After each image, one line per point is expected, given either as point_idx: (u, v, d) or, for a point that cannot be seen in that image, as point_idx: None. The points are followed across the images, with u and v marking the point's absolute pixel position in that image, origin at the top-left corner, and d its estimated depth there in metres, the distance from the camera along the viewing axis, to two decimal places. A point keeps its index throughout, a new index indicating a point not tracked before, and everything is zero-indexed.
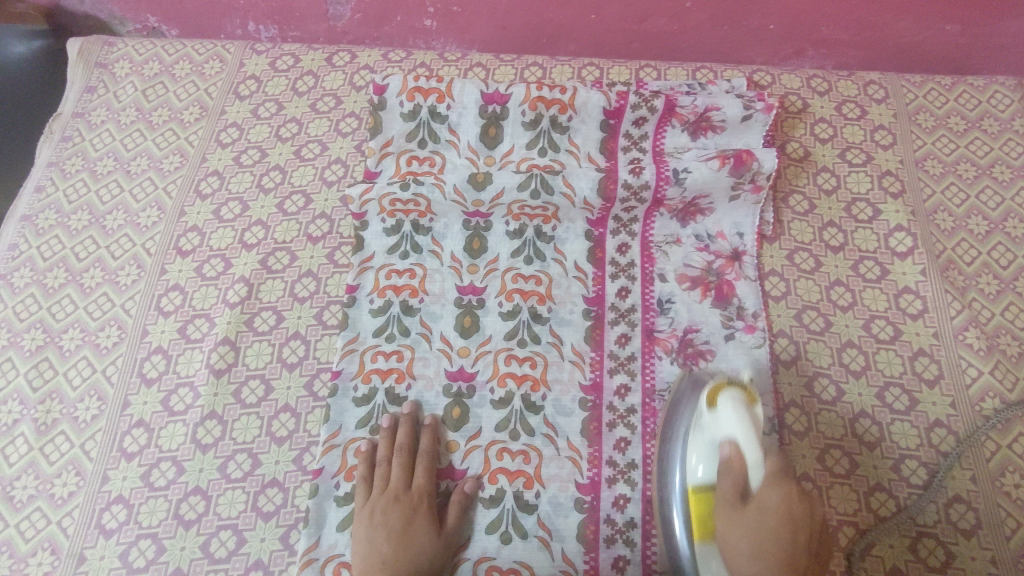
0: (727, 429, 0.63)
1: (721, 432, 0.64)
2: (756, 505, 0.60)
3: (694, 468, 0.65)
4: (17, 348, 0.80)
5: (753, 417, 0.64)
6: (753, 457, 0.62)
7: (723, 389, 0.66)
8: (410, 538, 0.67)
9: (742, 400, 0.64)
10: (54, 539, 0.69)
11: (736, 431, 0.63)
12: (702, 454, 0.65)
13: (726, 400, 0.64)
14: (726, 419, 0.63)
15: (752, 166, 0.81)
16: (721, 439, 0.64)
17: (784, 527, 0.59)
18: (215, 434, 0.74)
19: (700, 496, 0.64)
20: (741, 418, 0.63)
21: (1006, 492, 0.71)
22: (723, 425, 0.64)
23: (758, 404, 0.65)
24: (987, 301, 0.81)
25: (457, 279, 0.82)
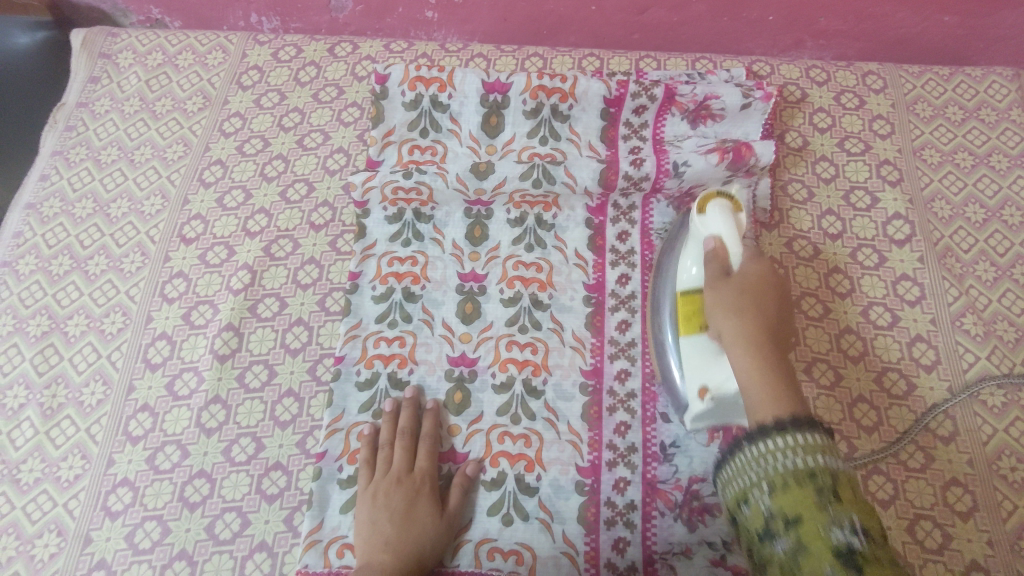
0: (711, 225, 0.69)
1: (705, 229, 0.69)
2: (739, 276, 0.65)
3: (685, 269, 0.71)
4: (23, 333, 0.80)
5: (737, 218, 0.68)
6: (734, 243, 0.67)
7: (713, 199, 0.70)
8: (413, 519, 0.68)
9: (727, 202, 0.69)
10: (59, 521, 0.70)
11: (721, 230, 0.67)
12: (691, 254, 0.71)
13: (714, 207, 0.69)
14: (712, 219, 0.68)
15: (751, 160, 0.82)
16: (705, 236, 0.69)
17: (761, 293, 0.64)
18: (219, 418, 0.75)
19: (689, 295, 0.70)
20: (723, 213, 0.68)
21: (1003, 475, 0.71)
22: (710, 227, 0.69)
23: (743, 209, 0.70)
24: (985, 288, 0.81)
25: (459, 266, 0.83)
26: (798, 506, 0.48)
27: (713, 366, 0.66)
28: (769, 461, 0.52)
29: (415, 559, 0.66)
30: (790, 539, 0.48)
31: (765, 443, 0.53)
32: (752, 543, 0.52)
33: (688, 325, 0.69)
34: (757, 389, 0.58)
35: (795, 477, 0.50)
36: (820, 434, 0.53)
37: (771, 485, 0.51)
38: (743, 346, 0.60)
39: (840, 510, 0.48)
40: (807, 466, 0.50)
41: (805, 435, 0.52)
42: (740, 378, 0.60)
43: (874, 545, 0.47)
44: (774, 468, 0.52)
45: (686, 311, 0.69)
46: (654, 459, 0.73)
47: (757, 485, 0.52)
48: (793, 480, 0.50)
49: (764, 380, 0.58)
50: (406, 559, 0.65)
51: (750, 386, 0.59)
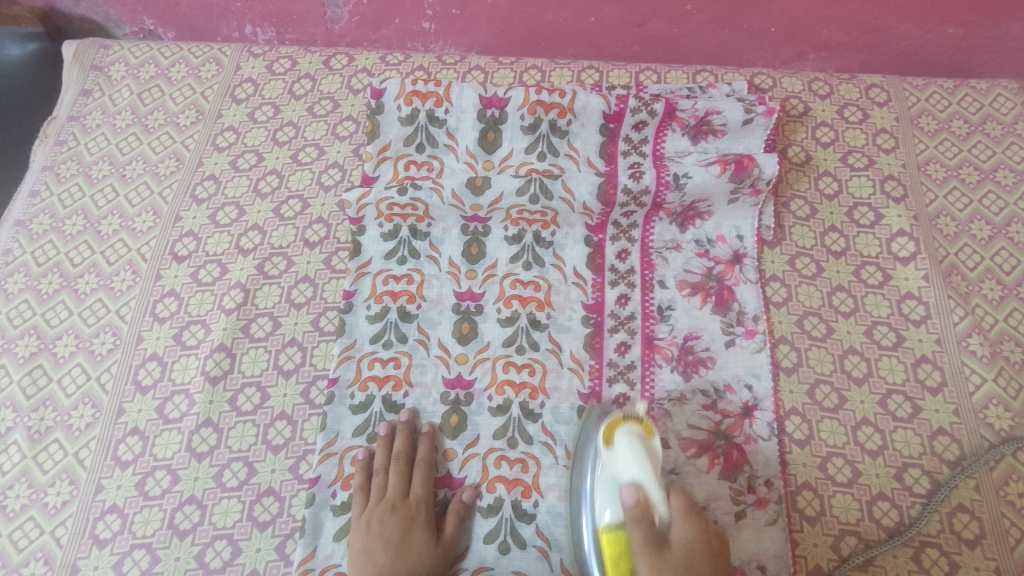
0: (629, 469, 0.63)
1: (623, 474, 0.63)
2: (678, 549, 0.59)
3: (600, 512, 0.64)
4: (10, 355, 0.79)
5: (653, 452, 0.64)
6: (658, 490, 0.62)
7: (620, 424, 0.65)
8: (406, 548, 0.67)
9: (639, 431, 0.65)
10: (46, 549, 0.69)
11: (637, 472, 0.62)
12: (608, 498, 0.64)
13: (624, 440, 0.64)
14: (625, 458, 0.63)
15: (753, 172, 0.80)
16: (625, 482, 0.63)
17: (699, 555, 0.60)
18: (210, 442, 0.73)
19: (613, 542, 0.62)
20: (643, 452, 0.63)
21: (1011, 502, 0.70)
22: (623, 467, 0.63)
23: (655, 438, 0.65)
24: (991, 307, 0.80)
25: (455, 285, 0.81)
26: None
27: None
28: None
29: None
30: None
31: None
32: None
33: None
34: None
35: None
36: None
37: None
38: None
39: None
40: None
41: None
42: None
43: None
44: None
45: (614, 559, 0.62)
46: None
47: None
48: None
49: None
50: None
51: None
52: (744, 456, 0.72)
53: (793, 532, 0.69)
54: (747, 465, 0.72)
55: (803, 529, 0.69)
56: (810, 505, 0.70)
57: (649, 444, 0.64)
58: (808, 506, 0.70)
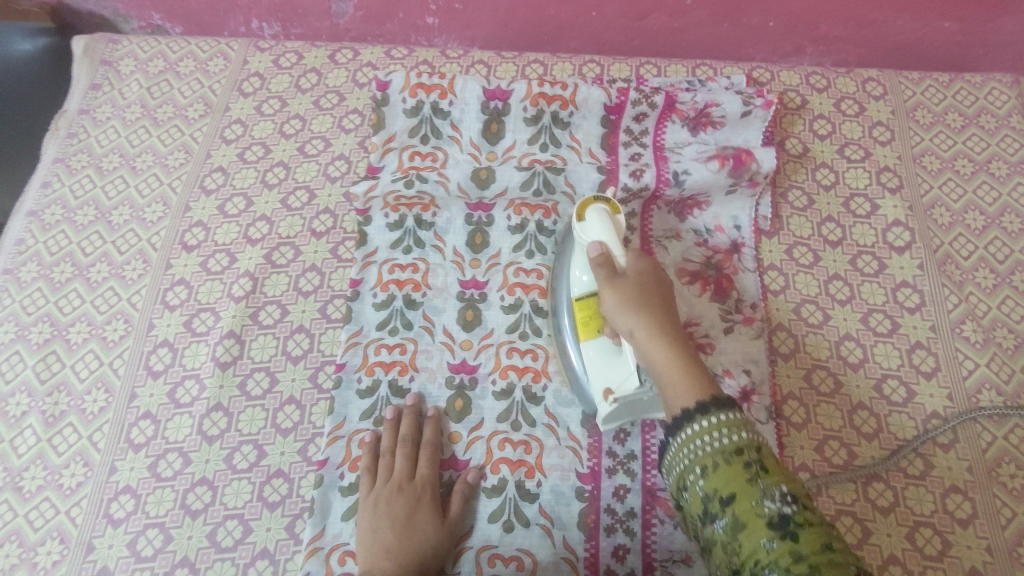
0: (596, 236, 0.67)
1: (590, 238, 0.68)
2: (633, 280, 0.65)
3: (577, 278, 0.71)
4: (25, 341, 0.81)
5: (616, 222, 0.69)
6: (618, 247, 0.66)
7: (590, 205, 0.70)
8: (413, 526, 0.68)
9: (603, 206, 0.69)
10: (62, 529, 0.70)
11: (603, 236, 0.67)
12: (582, 263, 0.71)
13: (592, 214, 0.69)
14: (592, 225, 0.68)
15: (752, 167, 0.83)
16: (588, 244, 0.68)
17: (652, 287, 0.65)
18: (221, 426, 0.75)
19: (584, 300, 0.70)
20: (603, 220, 0.68)
21: (1003, 482, 0.71)
22: (590, 233, 0.68)
23: (620, 209, 0.70)
24: (984, 295, 0.82)
25: (460, 273, 0.83)
26: (730, 483, 0.49)
27: (613, 372, 0.67)
28: (697, 448, 0.53)
29: (417, 566, 0.66)
30: (728, 516, 0.49)
31: (691, 425, 0.54)
32: (696, 526, 0.52)
33: (587, 331, 0.70)
34: (677, 374, 0.58)
35: (725, 458, 0.51)
36: (732, 414, 0.53)
37: (703, 468, 0.52)
38: (657, 344, 0.60)
39: (769, 481, 0.49)
40: (733, 443, 0.51)
41: (722, 413, 0.53)
42: (659, 373, 0.59)
43: (804, 509, 0.48)
44: (703, 450, 0.52)
45: (584, 316, 0.70)
46: (654, 467, 0.73)
47: (691, 469, 0.52)
48: (722, 459, 0.51)
49: (682, 371, 0.58)
50: (407, 567, 0.65)
51: (667, 380, 0.58)
52: None
53: None
54: None
55: None
56: (807, 486, 0.72)
57: (615, 219, 0.69)
58: (805, 487, 0.72)
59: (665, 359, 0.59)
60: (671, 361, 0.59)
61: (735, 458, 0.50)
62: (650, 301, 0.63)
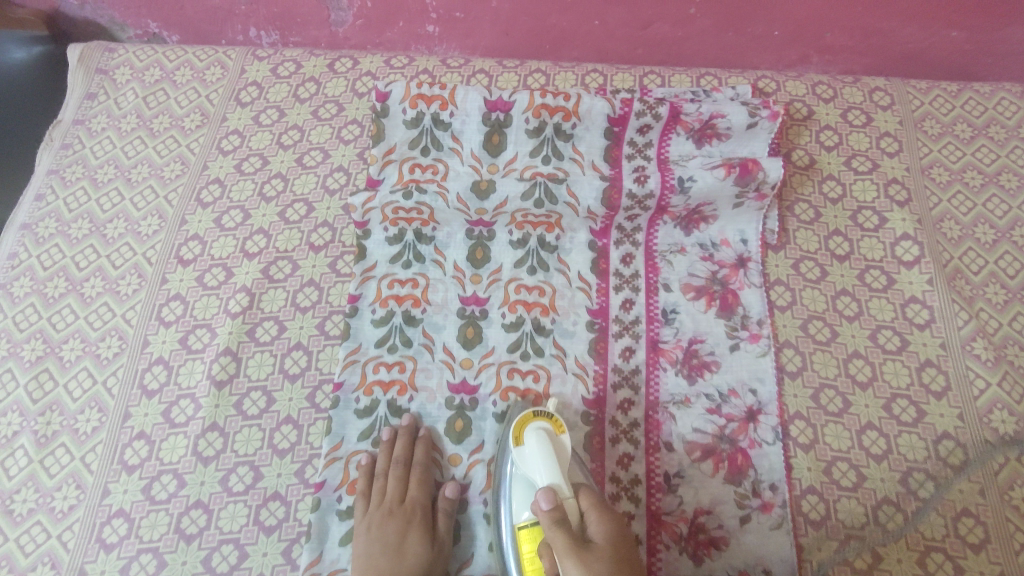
0: (537, 466, 0.64)
1: (533, 470, 0.64)
2: (598, 544, 0.57)
3: (518, 510, 0.65)
4: (17, 359, 0.79)
5: (562, 447, 0.66)
6: (566, 486, 0.62)
7: (530, 420, 0.67)
8: (404, 554, 0.67)
9: (548, 426, 0.67)
10: (53, 554, 0.69)
11: (547, 470, 0.63)
12: (524, 498, 0.65)
13: (532, 435, 0.66)
14: (533, 453, 0.65)
15: (758, 175, 0.80)
16: (539, 483, 0.63)
17: (622, 552, 0.56)
18: (216, 447, 0.73)
19: (530, 533, 0.64)
20: (549, 445, 0.65)
21: (1015, 505, 0.70)
22: (532, 462, 0.65)
23: (565, 431, 0.68)
24: (995, 311, 0.80)
25: (460, 289, 0.81)
26: None
27: None
28: None
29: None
30: None
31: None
32: None
33: (534, 574, 0.63)
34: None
35: None
36: None
37: None
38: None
39: None
40: None
41: None
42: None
43: None
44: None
45: (530, 558, 0.63)
46: (659, 491, 0.71)
47: None
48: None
49: None
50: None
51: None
52: (749, 460, 0.72)
53: (798, 537, 0.69)
54: (752, 470, 0.72)
55: (807, 533, 0.69)
56: (815, 509, 0.70)
57: (558, 439, 0.66)
58: (813, 511, 0.70)
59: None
60: None
61: None
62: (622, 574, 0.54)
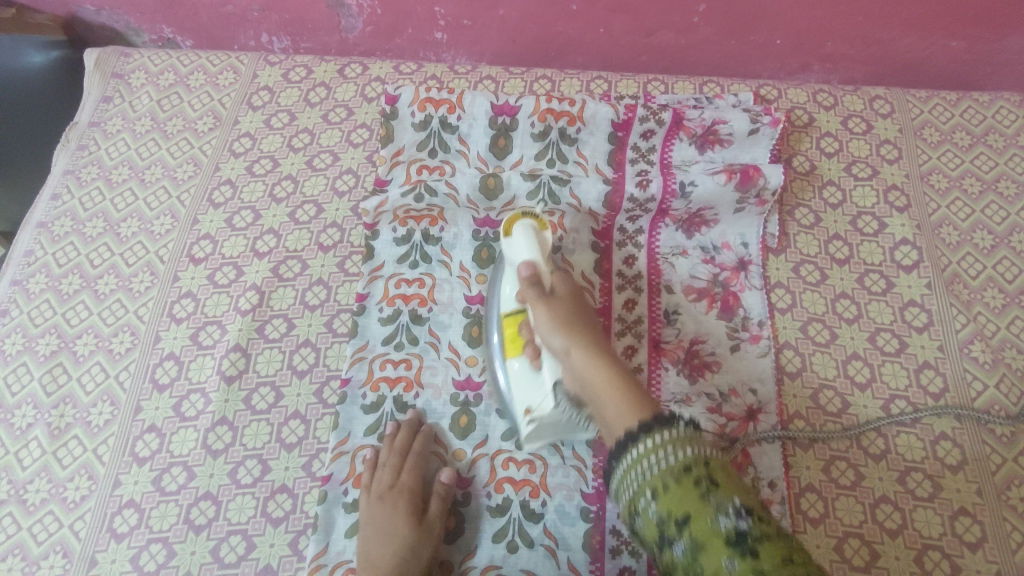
0: (523, 252, 0.72)
1: (517, 255, 0.73)
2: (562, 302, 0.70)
3: (506, 297, 0.75)
4: (32, 353, 0.81)
5: (544, 240, 0.74)
6: (545, 264, 0.72)
7: (519, 219, 0.74)
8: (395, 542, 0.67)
9: (532, 223, 0.74)
10: (65, 543, 0.70)
11: (529, 254, 0.72)
12: (510, 281, 0.75)
13: (519, 229, 0.73)
14: (517, 241, 0.73)
15: (759, 182, 0.83)
16: (520, 262, 0.72)
17: (580, 309, 0.70)
18: (225, 440, 0.75)
19: (512, 318, 0.74)
20: (529, 234, 0.73)
21: (1012, 505, 0.71)
22: (516, 250, 0.73)
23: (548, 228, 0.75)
24: (993, 315, 0.81)
25: (466, 288, 0.83)
26: (684, 505, 0.48)
27: (535, 392, 0.70)
28: (647, 471, 0.52)
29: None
30: (685, 538, 0.48)
31: (644, 441, 0.53)
32: (654, 553, 0.51)
33: (512, 347, 0.73)
34: (603, 380, 0.61)
35: (676, 478, 0.50)
36: (681, 425, 0.53)
37: (654, 491, 0.51)
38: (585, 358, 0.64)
39: (721, 497, 0.48)
40: (682, 462, 0.51)
41: (669, 430, 0.53)
42: (589, 384, 0.63)
43: (758, 522, 0.48)
44: (652, 472, 0.51)
45: (511, 333, 0.73)
46: None
47: (642, 493, 0.52)
48: (673, 480, 0.50)
49: (613, 380, 0.61)
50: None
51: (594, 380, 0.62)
52: (749, 458, 0.73)
53: (797, 533, 0.70)
54: (751, 467, 0.73)
55: (806, 530, 0.70)
56: (814, 507, 0.71)
57: (541, 235, 0.74)
58: (811, 508, 0.71)
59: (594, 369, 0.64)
60: (610, 380, 0.61)
61: (688, 475, 0.50)
62: (580, 320, 0.68)
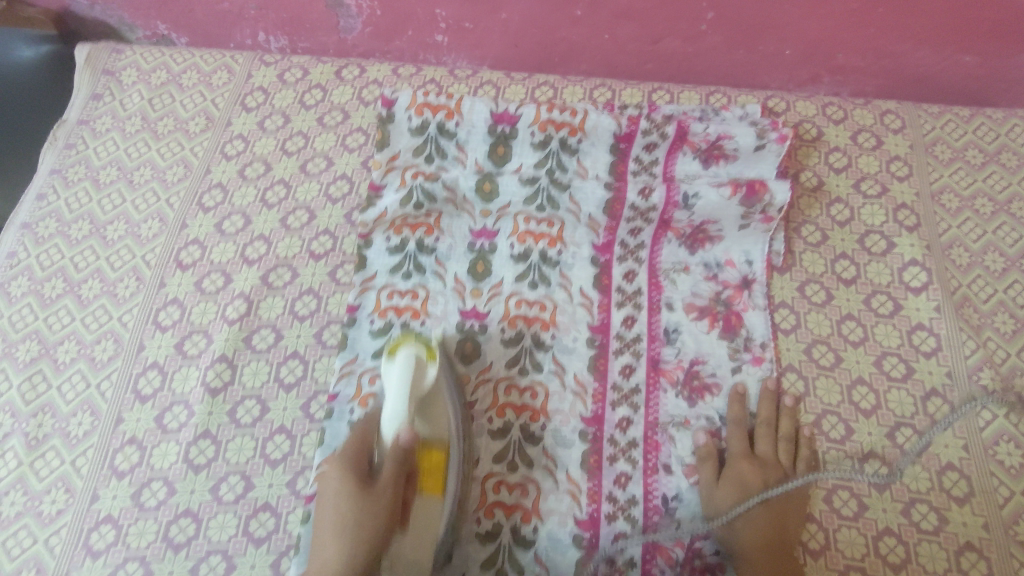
0: (397, 381, 0.67)
1: (394, 384, 0.66)
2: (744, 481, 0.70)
3: (387, 422, 0.65)
4: (11, 359, 0.78)
5: (424, 376, 0.68)
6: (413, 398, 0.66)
7: (405, 343, 0.70)
8: (335, 533, 0.61)
9: (420, 350, 0.69)
10: (39, 559, 0.68)
11: (401, 383, 0.66)
12: (391, 405, 0.65)
13: (401, 354, 0.68)
14: (397, 365, 0.67)
15: (764, 197, 0.80)
16: (397, 386, 0.66)
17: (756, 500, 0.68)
18: (208, 455, 0.72)
19: (434, 456, 0.66)
20: (409, 370, 0.67)
21: (1020, 541, 0.68)
22: (391, 379, 0.67)
23: (435, 363, 0.70)
24: (1002, 341, 0.78)
25: (460, 302, 0.81)
26: None
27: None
28: None
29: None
30: None
31: None
32: None
33: (431, 487, 0.65)
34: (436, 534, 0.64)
35: None
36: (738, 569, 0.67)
37: None
38: (434, 499, 0.65)
39: None
40: None
41: None
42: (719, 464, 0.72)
43: None
44: None
45: (429, 471, 0.66)
46: (656, 513, 0.71)
47: None
48: None
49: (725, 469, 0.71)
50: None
51: (417, 543, 0.63)
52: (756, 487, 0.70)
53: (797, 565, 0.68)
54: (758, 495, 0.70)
55: (806, 562, 0.68)
56: (814, 538, 0.69)
57: (424, 365, 0.69)
58: (812, 539, 0.69)
59: (422, 531, 0.64)
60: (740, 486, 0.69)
61: None
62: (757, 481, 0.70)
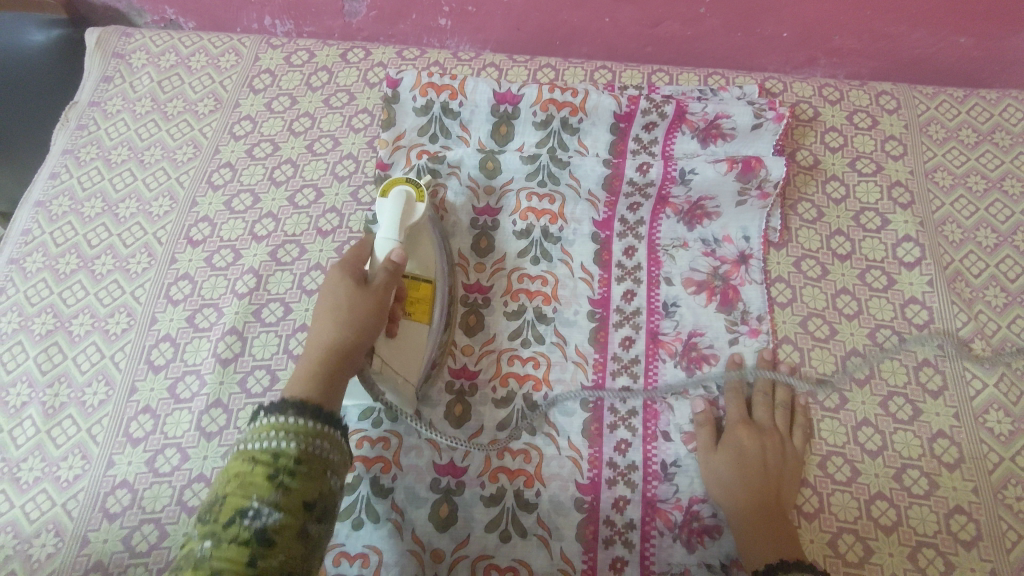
0: (391, 212, 0.73)
1: (388, 212, 0.73)
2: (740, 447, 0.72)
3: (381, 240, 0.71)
4: (27, 331, 0.81)
5: (415, 211, 0.74)
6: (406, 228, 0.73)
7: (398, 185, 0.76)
8: (328, 318, 0.62)
9: (411, 190, 0.75)
10: (58, 521, 0.70)
11: (394, 213, 0.73)
12: (386, 228, 0.72)
13: (395, 192, 0.75)
14: (392, 199, 0.74)
15: (761, 173, 0.81)
16: (392, 214, 0.73)
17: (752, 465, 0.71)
18: (220, 422, 0.74)
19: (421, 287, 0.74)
20: (402, 204, 0.73)
21: (1008, 505, 0.70)
22: (386, 209, 0.73)
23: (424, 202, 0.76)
24: (994, 314, 0.80)
25: (464, 277, 0.83)
26: None
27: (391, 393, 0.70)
28: None
29: (328, 355, 0.60)
30: None
31: None
32: None
33: (418, 312, 0.73)
34: (418, 355, 0.72)
35: None
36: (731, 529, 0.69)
37: None
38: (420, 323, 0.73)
39: None
40: None
41: None
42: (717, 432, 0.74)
43: None
44: None
45: (417, 299, 0.74)
46: (655, 478, 0.72)
47: None
48: None
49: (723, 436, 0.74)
50: (316, 358, 0.60)
51: (404, 356, 0.71)
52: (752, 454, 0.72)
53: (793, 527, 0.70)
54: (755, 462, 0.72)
55: (801, 525, 0.70)
56: (809, 501, 0.71)
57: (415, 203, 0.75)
58: (806, 503, 0.71)
59: (410, 346, 0.72)
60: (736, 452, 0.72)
61: None
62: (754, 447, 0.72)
